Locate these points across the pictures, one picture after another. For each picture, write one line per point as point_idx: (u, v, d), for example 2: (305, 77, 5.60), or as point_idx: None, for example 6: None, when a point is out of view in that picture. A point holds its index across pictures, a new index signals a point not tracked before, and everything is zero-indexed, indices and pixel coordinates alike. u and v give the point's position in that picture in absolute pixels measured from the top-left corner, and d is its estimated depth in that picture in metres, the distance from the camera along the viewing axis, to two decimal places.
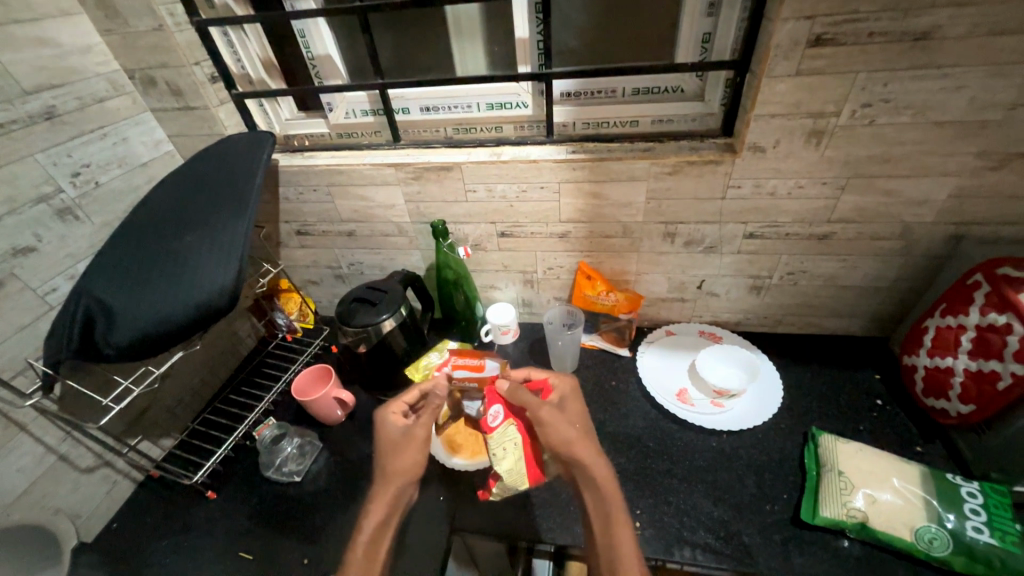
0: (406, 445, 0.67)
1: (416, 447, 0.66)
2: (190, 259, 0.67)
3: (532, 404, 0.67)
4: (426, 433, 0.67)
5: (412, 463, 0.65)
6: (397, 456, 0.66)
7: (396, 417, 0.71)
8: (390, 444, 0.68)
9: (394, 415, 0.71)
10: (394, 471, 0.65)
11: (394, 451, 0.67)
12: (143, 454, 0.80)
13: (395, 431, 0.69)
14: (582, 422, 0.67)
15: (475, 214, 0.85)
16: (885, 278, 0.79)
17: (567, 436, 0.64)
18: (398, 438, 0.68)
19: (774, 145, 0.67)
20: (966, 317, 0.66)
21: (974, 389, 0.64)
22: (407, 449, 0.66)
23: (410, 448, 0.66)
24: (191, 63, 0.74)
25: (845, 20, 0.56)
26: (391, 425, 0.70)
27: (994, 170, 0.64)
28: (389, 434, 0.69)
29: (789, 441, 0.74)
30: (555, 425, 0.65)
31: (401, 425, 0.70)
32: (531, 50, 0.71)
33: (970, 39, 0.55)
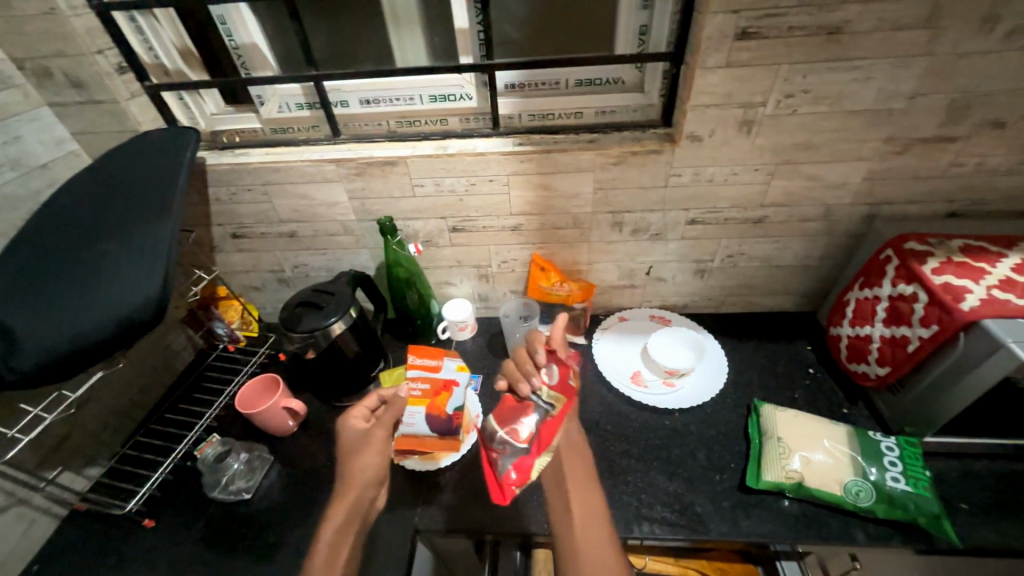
0: (368, 448, 0.71)
1: (377, 448, 0.70)
2: (109, 269, 0.61)
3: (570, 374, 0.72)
4: (385, 435, 0.71)
5: (373, 466, 0.70)
6: (360, 460, 0.71)
7: (356, 422, 0.73)
8: (353, 450, 0.72)
9: (356, 419, 0.73)
10: (357, 475, 0.71)
11: (358, 455, 0.71)
12: (65, 486, 0.73)
13: (355, 435, 0.72)
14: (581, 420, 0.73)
15: (424, 210, 0.83)
16: (813, 257, 0.86)
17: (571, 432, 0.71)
18: (359, 444, 0.72)
19: (710, 134, 0.70)
20: (880, 288, 0.72)
21: (890, 353, 0.70)
22: (369, 451, 0.71)
23: (369, 451, 0.71)
24: (93, 51, 0.67)
25: (767, 15, 0.59)
26: (351, 430, 0.73)
27: (899, 154, 0.71)
28: (351, 441, 0.72)
29: (734, 414, 0.79)
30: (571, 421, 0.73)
31: (362, 429, 0.72)
32: (472, 41, 0.70)
33: (876, 34, 0.60)
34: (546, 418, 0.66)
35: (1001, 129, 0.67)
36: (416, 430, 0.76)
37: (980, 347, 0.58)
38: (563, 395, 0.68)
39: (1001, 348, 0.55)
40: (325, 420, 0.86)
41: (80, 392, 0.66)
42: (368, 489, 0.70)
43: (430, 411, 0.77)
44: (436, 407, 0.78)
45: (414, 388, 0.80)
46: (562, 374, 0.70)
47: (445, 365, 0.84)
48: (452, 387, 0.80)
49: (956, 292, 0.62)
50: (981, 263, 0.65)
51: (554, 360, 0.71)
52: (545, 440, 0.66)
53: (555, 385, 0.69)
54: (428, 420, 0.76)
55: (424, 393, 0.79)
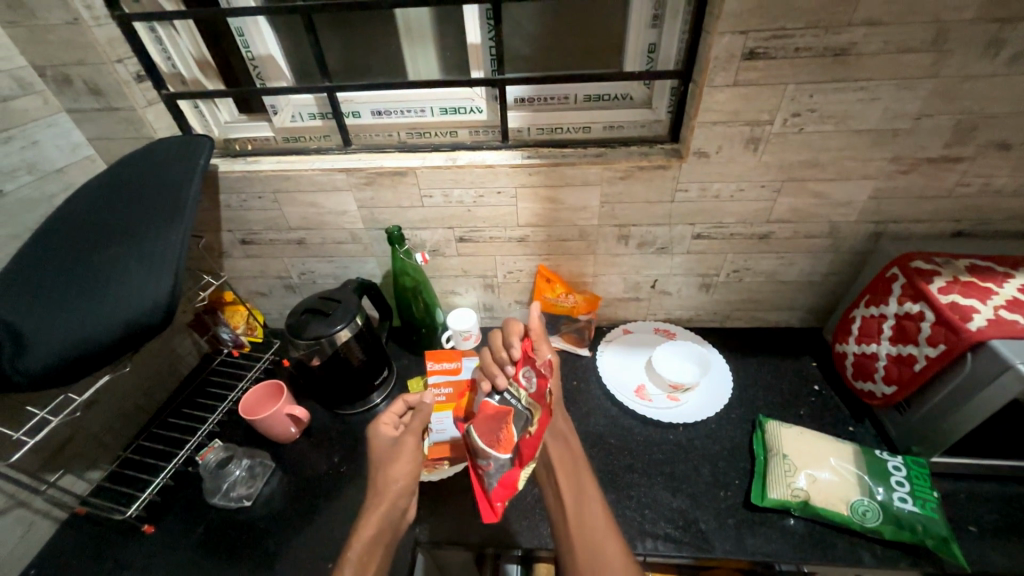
0: (399, 456, 0.65)
1: (410, 456, 0.65)
2: (120, 273, 0.62)
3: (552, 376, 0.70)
4: (416, 441, 0.67)
5: (405, 475, 0.64)
6: (390, 468, 0.65)
7: (386, 428, 0.70)
8: (382, 457, 0.67)
9: (386, 426, 0.70)
10: (388, 484, 0.64)
11: (387, 463, 0.66)
12: (66, 490, 0.72)
13: (385, 441, 0.68)
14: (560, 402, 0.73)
15: (432, 220, 0.83)
16: (818, 273, 0.86)
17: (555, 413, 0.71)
18: (389, 450, 0.67)
19: (717, 150, 0.71)
20: (886, 306, 0.72)
21: (895, 371, 0.70)
22: (401, 458, 0.65)
23: (401, 458, 0.65)
24: (113, 60, 0.68)
25: (775, 36, 0.60)
26: (381, 436, 0.69)
27: (905, 173, 0.71)
28: (380, 447, 0.68)
29: (739, 430, 0.79)
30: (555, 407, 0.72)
31: (392, 435, 0.69)
32: (483, 56, 0.72)
33: (882, 55, 0.61)
34: (525, 433, 0.65)
35: (1007, 151, 0.68)
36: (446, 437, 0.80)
37: (987, 367, 0.58)
38: (541, 405, 0.66)
39: (1009, 369, 0.55)
40: (328, 428, 0.86)
41: (86, 395, 0.66)
42: (401, 499, 0.63)
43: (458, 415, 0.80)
44: None
45: (439, 393, 0.84)
46: (541, 382, 0.68)
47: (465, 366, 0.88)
48: None
49: (963, 311, 0.62)
50: (988, 283, 0.65)
51: (532, 366, 0.69)
52: (525, 456, 0.64)
53: (534, 394, 0.67)
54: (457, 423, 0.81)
55: (449, 397, 0.83)
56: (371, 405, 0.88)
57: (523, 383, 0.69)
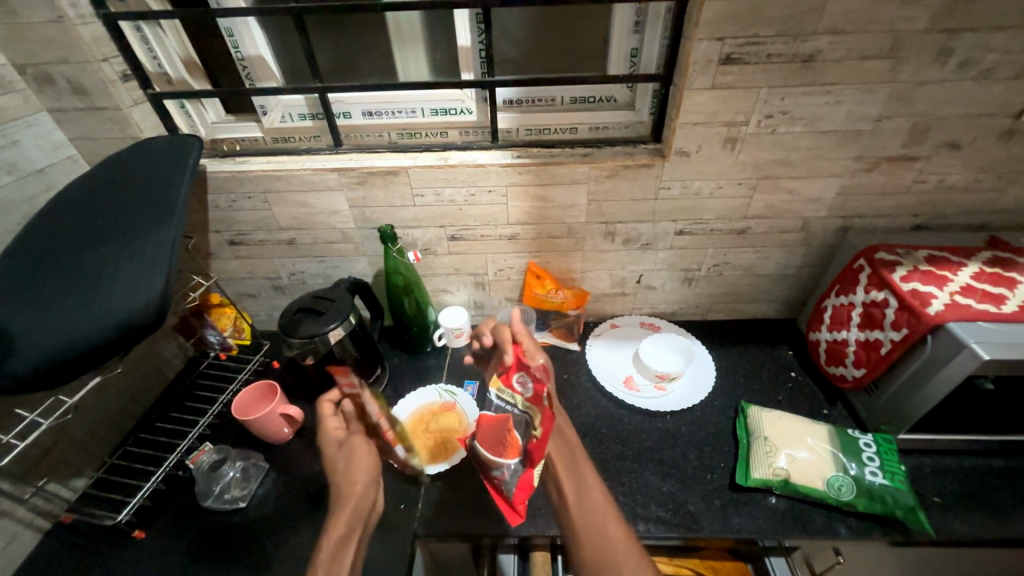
0: (353, 454, 0.68)
1: (363, 456, 0.68)
2: (111, 274, 0.61)
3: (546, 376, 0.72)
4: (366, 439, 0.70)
5: (365, 468, 0.67)
6: (348, 467, 0.67)
7: (335, 432, 0.70)
8: (335, 461, 0.68)
9: (332, 428, 0.71)
10: (352, 481, 0.66)
11: (342, 462, 0.67)
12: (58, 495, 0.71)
13: (333, 443, 0.69)
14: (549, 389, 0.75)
15: (424, 219, 0.85)
16: (792, 266, 0.91)
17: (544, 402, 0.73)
18: (337, 451, 0.68)
19: (697, 150, 0.75)
20: (855, 295, 0.77)
21: (864, 355, 0.75)
22: (356, 455, 0.67)
23: (357, 454, 0.68)
24: (99, 59, 0.67)
25: (748, 43, 0.64)
26: (330, 440, 0.70)
27: (869, 171, 0.77)
28: (330, 448, 0.69)
29: (723, 416, 0.82)
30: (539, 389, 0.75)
31: (341, 438, 0.70)
32: (473, 59, 0.74)
33: (845, 62, 0.65)
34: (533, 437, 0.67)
35: (957, 150, 0.74)
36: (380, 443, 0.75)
37: (945, 348, 0.63)
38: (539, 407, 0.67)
39: (965, 348, 0.60)
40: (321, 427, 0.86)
41: (75, 398, 0.65)
42: (366, 493, 0.65)
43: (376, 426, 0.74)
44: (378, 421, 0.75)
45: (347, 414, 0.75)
46: (536, 387, 0.69)
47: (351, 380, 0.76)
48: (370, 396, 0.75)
49: (923, 297, 0.67)
50: (944, 271, 0.71)
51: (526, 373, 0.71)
52: (536, 457, 0.65)
53: (530, 398, 0.69)
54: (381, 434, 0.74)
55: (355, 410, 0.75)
56: None
57: (518, 388, 0.71)
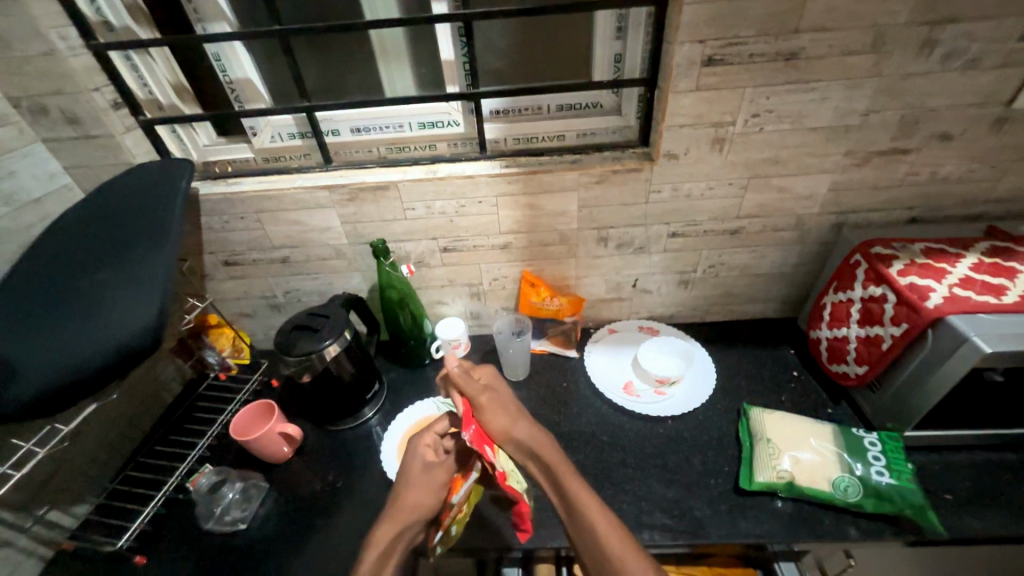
0: (423, 484, 0.63)
1: (430, 492, 0.62)
2: (107, 299, 0.61)
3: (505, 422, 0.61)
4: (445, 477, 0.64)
5: (426, 505, 0.62)
6: (412, 490, 0.62)
7: (428, 450, 0.66)
8: (407, 477, 0.64)
9: (426, 448, 0.66)
10: (407, 504, 0.62)
11: (411, 482, 0.63)
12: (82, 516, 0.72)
13: (418, 463, 0.65)
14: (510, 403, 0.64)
15: (415, 231, 0.85)
16: (788, 264, 0.90)
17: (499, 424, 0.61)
18: (416, 472, 0.64)
19: (685, 152, 0.75)
20: (852, 291, 0.76)
21: (866, 352, 0.74)
22: (424, 487, 0.63)
23: (428, 490, 0.62)
24: (91, 89, 0.69)
25: (730, 44, 0.64)
26: (416, 459, 0.65)
27: (860, 166, 0.76)
28: (410, 469, 0.64)
29: (725, 419, 0.81)
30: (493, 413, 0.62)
31: (429, 461, 0.65)
32: (458, 72, 0.74)
33: (829, 58, 0.65)
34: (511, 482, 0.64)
35: (948, 141, 0.73)
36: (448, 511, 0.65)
37: (946, 341, 0.62)
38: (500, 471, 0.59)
39: (966, 341, 0.59)
40: (320, 445, 0.85)
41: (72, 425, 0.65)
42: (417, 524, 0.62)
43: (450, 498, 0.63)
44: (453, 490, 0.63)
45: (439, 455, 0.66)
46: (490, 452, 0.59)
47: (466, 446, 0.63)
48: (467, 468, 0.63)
49: (921, 291, 0.66)
50: (942, 263, 0.70)
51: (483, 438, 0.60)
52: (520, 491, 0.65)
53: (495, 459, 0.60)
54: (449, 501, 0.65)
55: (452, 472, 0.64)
56: (362, 420, 0.89)
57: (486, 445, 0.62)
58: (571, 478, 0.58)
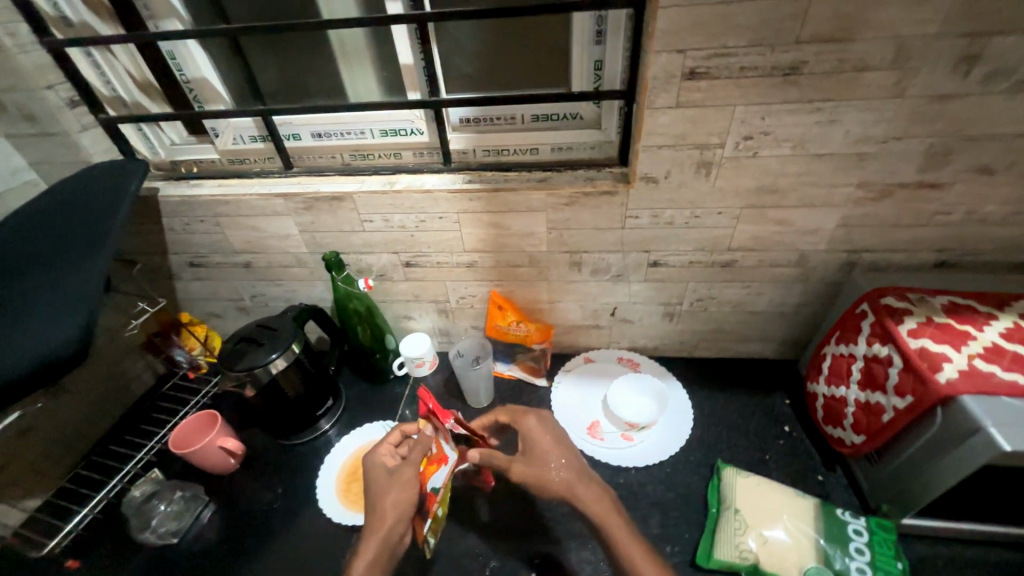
0: (398, 484, 0.60)
1: (404, 493, 0.60)
2: (29, 310, 0.59)
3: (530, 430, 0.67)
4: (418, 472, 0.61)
5: (408, 506, 0.59)
6: (387, 495, 0.60)
7: (386, 458, 0.64)
8: (377, 484, 0.61)
9: (385, 455, 0.65)
10: (384, 511, 0.58)
11: (381, 491, 0.60)
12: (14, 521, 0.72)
13: (383, 469, 0.63)
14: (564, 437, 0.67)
15: (376, 244, 0.80)
16: (789, 304, 0.79)
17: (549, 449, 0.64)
18: (385, 477, 0.62)
19: (665, 175, 0.66)
20: (855, 346, 0.66)
21: (864, 420, 0.63)
22: (399, 488, 0.60)
23: (402, 491, 0.60)
24: (43, 86, 0.67)
25: (716, 54, 0.55)
26: (377, 467, 0.63)
27: (876, 201, 0.65)
28: (376, 475, 0.62)
29: (695, 475, 0.72)
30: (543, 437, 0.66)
31: (390, 466, 0.63)
32: (418, 78, 0.69)
33: (837, 74, 0.55)
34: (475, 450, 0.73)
35: (990, 176, 0.61)
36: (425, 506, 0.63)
37: (957, 426, 0.51)
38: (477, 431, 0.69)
39: (980, 431, 0.48)
40: (269, 458, 0.82)
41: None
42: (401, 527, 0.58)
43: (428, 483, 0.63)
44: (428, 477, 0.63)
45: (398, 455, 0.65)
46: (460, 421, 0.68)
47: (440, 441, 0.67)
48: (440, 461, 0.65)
49: (932, 359, 0.55)
50: (965, 325, 0.58)
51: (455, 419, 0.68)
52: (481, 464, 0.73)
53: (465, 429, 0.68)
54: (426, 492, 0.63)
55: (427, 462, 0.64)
56: (320, 432, 0.85)
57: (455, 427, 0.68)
58: (617, 525, 0.57)
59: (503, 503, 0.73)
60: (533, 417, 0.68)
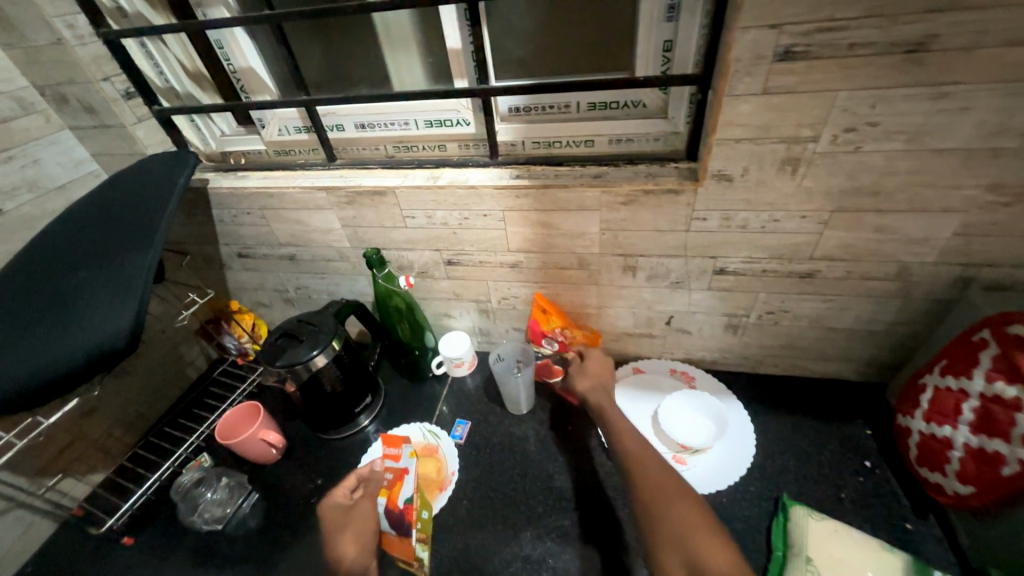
0: (354, 518, 0.63)
1: (366, 519, 0.63)
2: (87, 300, 0.60)
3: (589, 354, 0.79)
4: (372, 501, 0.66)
5: (367, 532, 0.62)
6: (344, 530, 0.62)
7: (341, 494, 0.67)
8: (334, 528, 0.63)
9: (339, 494, 0.67)
10: (344, 546, 0.60)
11: (339, 530, 0.63)
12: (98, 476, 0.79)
13: (337, 510, 0.65)
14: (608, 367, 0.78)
15: (418, 241, 0.77)
16: (879, 322, 0.69)
17: (593, 368, 0.77)
18: (342, 517, 0.64)
19: (742, 173, 0.57)
20: (969, 381, 0.55)
21: (973, 469, 0.53)
22: (357, 520, 0.63)
23: (357, 519, 0.63)
24: (99, 79, 0.68)
25: (819, 29, 0.46)
26: (334, 506, 0.66)
27: (1007, 206, 0.54)
28: (331, 517, 0.65)
29: (757, 508, 0.65)
30: (590, 360, 0.79)
31: (345, 504, 0.66)
32: (466, 63, 0.63)
33: (977, 51, 0.44)
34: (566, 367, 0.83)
35: None
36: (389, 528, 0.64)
37: None
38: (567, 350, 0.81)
39: None
40: (309, 450, 0.83)
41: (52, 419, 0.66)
42: (361, 556, 0.59)
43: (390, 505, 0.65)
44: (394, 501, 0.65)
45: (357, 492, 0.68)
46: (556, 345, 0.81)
47: (403, 453, 0.73)
48: (405, 476, 0.69)
49: None
50: None
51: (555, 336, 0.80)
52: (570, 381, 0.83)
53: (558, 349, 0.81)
54: (393, 517, 0.64)
55: (389, 483, 0.68)
56: (359, 428, 0.84)
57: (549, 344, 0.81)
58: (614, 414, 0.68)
59: (540, 518, 0.68)
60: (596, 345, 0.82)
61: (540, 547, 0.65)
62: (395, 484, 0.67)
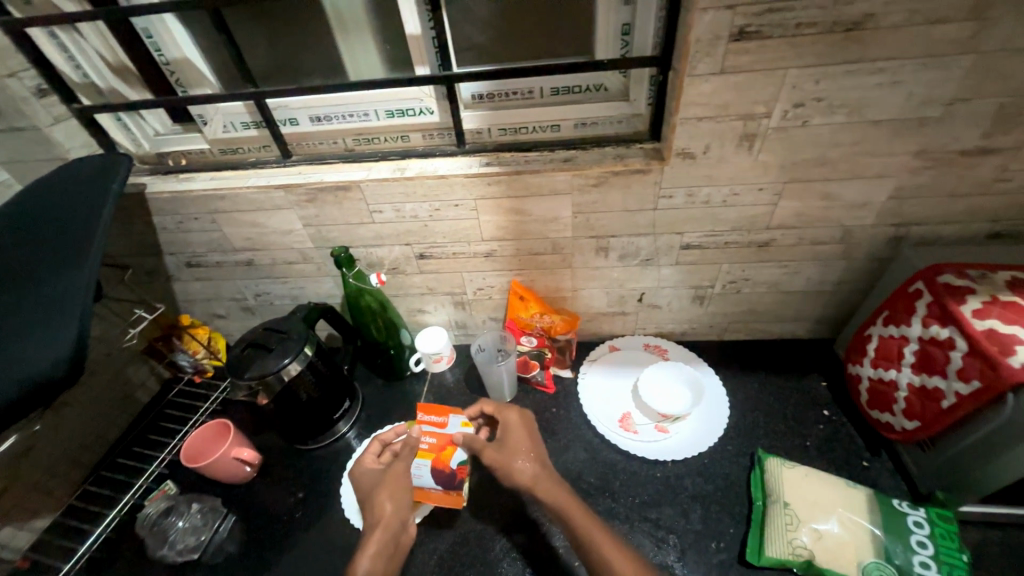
0: (389, 482, 0.63)
1: (400, 479, 0.64)
2: (16, 326, 0.53)
3: (509, 423, 0.68)
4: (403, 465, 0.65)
5: (404, 497, 0.62)
6: (380, 490, 0.62)
7: (371, 460, 0.66)
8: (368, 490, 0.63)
9: (370, 460, 0.66)
10: (382, 505, 0.60)
11: (374, 490, 0.62)
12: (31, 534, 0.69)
13: (371, 474, 0.65)
14: (528, 437, 0.66)
15: (387, 236, 0.75)
16: (828, 282, 0.75)
17: (517, 442, 0.65)
18: (378, 479, 0.64)
19: (704, 150, 0.60)
20: (909, 328, 0.62)
21: (918, 405, 0.60)
22: (395, 483, 0.63)
23: (392, 482, 0.63)
24: (4, 74, 0.60)
25: (770, 9, 0.48)
26: (365, 471, 0.65)
27: (931, 169, 0.60)
28: (364, 480, 0.64)
29: (735, 465, 0.69)
30: (512, 433, 0.67)
31: (377, 468, 0.65)
32: (427, 50, 0.62)
33: (905, 29, 0.49)
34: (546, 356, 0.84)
35: None
36: (422, 483, 0.69)
37: None
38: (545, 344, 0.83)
39: None
40: (286, 464, 0.79)
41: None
42: (399, 514, 0.60)
43: (436, 466, 0.69)
44: (442, 462, 0.70)
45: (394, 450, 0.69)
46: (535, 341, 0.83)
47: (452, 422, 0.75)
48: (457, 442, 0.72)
49: (1003, 343, 0.51)
50: None
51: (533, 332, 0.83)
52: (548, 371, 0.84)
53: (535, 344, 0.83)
54: (438, 475, 0.69)
55: (431, 447, 0.72)
56: (339, 435, 0.81)
57: (526, 340, 0.83)
58: (581, 513, 0.57)
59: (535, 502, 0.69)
60: (515, 410, 0.69)
61: (536, 529, 0.66)
62: (445, 449, 0.71)
